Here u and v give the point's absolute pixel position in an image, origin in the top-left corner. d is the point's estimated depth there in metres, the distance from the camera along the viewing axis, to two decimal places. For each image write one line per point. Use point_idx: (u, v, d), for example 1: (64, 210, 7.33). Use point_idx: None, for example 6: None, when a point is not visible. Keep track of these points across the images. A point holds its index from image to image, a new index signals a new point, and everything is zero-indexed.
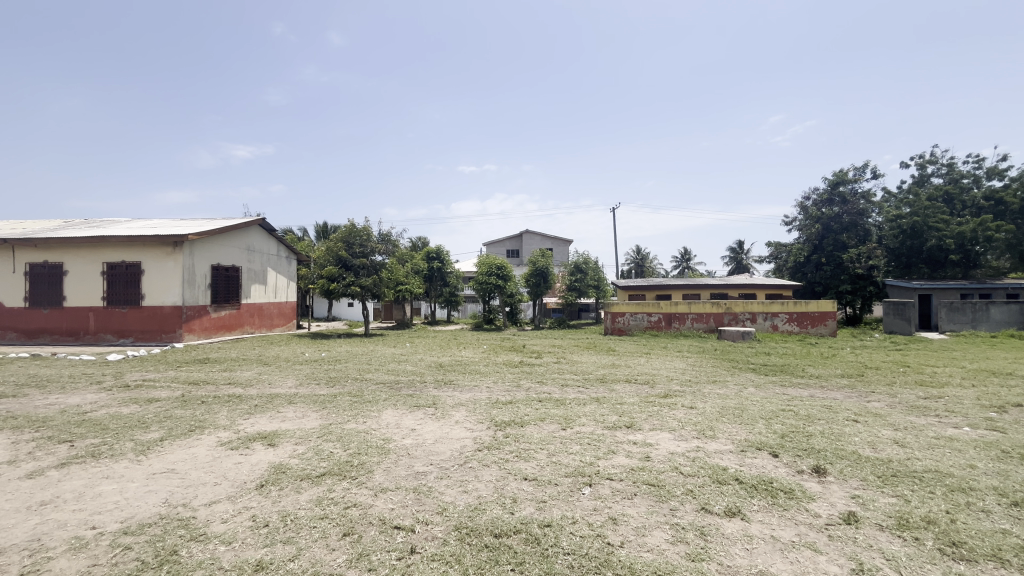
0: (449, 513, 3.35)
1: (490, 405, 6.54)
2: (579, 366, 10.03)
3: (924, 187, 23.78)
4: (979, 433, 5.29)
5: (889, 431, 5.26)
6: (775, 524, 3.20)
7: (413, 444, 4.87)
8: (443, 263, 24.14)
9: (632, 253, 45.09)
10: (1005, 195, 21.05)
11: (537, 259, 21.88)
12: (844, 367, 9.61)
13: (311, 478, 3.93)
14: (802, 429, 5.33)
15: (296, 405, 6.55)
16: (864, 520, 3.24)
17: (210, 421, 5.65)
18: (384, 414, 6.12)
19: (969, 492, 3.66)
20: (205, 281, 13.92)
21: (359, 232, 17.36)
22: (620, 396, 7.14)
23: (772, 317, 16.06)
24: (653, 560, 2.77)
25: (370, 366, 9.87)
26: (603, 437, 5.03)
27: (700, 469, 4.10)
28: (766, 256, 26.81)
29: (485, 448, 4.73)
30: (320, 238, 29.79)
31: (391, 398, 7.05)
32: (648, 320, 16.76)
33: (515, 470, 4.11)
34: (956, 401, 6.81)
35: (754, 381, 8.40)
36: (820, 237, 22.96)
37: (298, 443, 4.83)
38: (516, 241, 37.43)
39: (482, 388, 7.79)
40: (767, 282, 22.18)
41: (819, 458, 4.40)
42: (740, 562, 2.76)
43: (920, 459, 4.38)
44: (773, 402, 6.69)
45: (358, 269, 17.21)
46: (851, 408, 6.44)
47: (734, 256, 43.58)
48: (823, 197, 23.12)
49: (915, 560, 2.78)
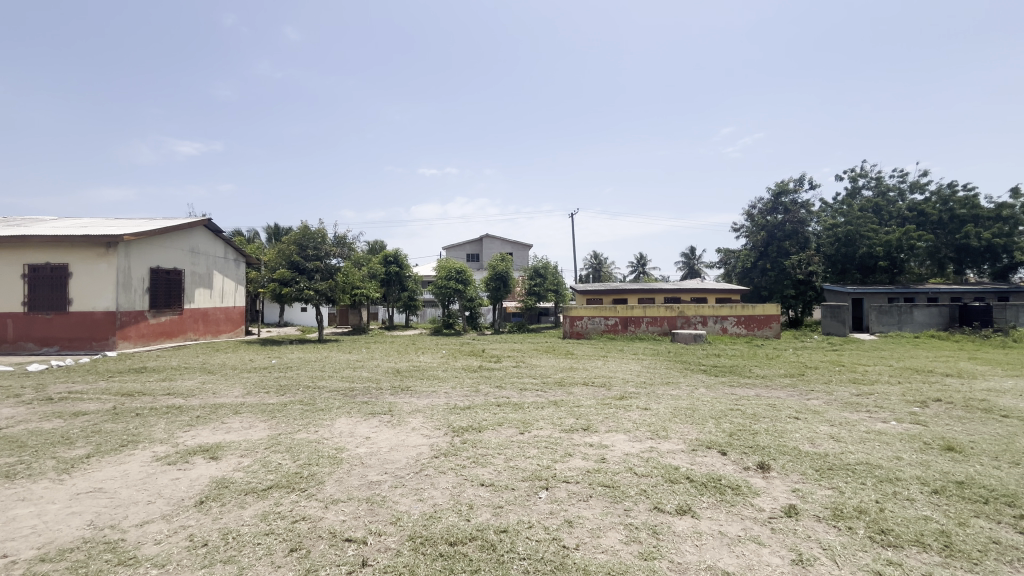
0: (404, 523, 3.27)
1: (448, 411, 6.45)
2: (538, 369, 10.13)
3: (856, 198, 25.39)
4: (903, 426, 5.72)
5: (826, 427, 5.59)
6: (722, 520, 3.32)
7: (367, 452, 4.73)
8: (401, 267, 23.53)
9: (590, 258, 46.04)
10: (926, 207, 22.81)
11: (496, 262, 21.87)
12: (787, 368, 10.15)
13: (257, 491, 3.74)
14: (748, 427, 5.57)
15: (242, 415, 6.24)
16: (803, 513, 3.42)
17: (145, 435, 5.27)
18: (337, 422, 5.93)
19: (896, 482, 3.93)
20: (143, 284, 13.05)
21: (313, 234, 16.81)
22: (577, 398, 7.23)
23: (721, 321, 16.76)
24: (607, 561, 2.80)
25: (323, 373, 9.55)
26: (560, 441, 5.08)
27: (653, 469, 4.20)
28: (716, 261, 28.08)
29: (441, 454, 4.65)
30: (272, 241, 28.59)
31: (345, 405, 6.83)
32: (605, 323, 17.10)
33: (472, 477, 4.07)
34: (885, 397, 7.35)
35: (705, 382, 8.70)
36: (765, 244, 24.34)
37: (243, 456, 4.58)
38: (475, 245, 37.44)
39: (441, 394, 7.67)
40: (717, 286, 23.14)
41: (763, 454, 4.61)
42: (690, 559, 2.83)
43: (853, 452, 4.68)
44: (721, 402, 6.97)
45: (311, 273, 16.64)
46: (793, 405, 6.81)
47: (686, 261, 45.39)
48: (768, 206, 24.51)
49: (849, 548, 2.95)
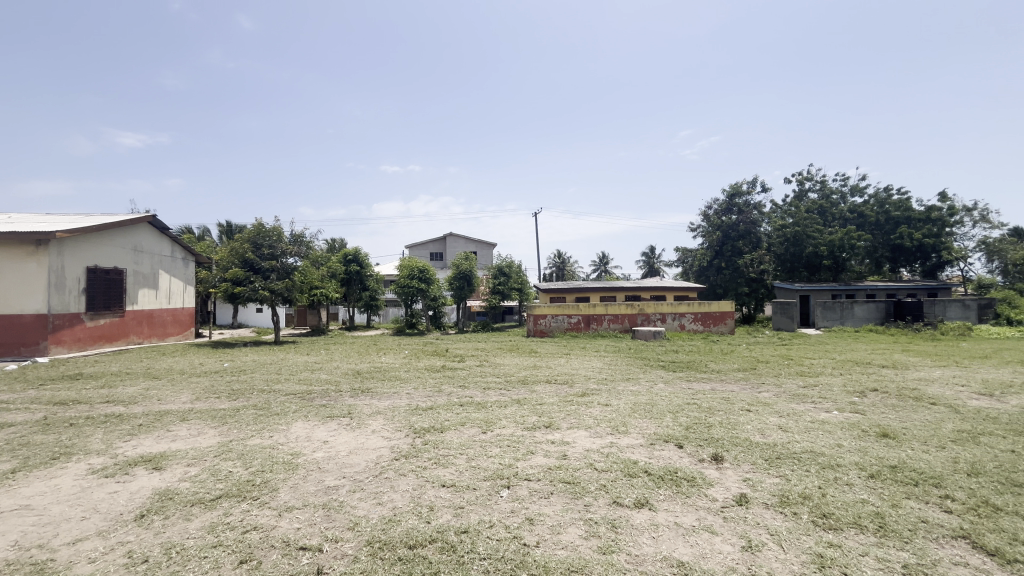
0: (361, 528, 3.19)
1: (410, 412, 6.35)
2: (501, 367, 10.13)
3: (803, 200, 26.69)
4: (844, 415, 6.08)
5: (775, 419, 5.86)
6: (678, 511, 3.42)
7: (324, 457, 4.59)
8: (362, 267, 22.97)
9: (554, 257, 46.43)
10: (865, 209, 24.27)
11: (460, 261, 21.73)
12: (740, 362, 10.59)
13: (204, 502, 3.56)
14: (703, 420, 5.77)
15: (190, 422, 5.92)
16: (753, 501, 3.57)
17: (80, 446, 4.92)
18: (293, 426, 5.73)
19: (837, 468, 4.17)
20: (79, 284, 12.19)
21: (268, 232, 16.16)
22: (540, 396, 7.27)
23: (679, 318, 17.31)
24: (567, 557, 2.83)
25: (279, 376, 9.20)
26: (522, 439, 5.10)
27: (612, 464, 4.28)
28: (674, 260, 28.91)
29: (402, 457, 4.57)
30: (224, 239, 27.29)
31: (301, 409, 6.60)
32: (568, 322, 17.29)
33: (433, 478, 4.02)
34: (829, 388, 7.79)
35: (663, 378, 8.96)
36: (720, 244, 25.27)
37: (190, 465, 4.36)
38: (439, 244, 37.06)
39: (402, 395, 7.54)
40: (675, 284, 23.85)
41: (717, 446, 4.79)
42: (647, 551, 2.89)
43: (799, 441, 4.92)
44: (679, 397, 7.19)
45: (266, 272, 16.00)
46: (745, 398, 7.11)
47: (647, 260, 46.53)
48: (723, 207, 25.40)
49: (793, 532, 3.10)
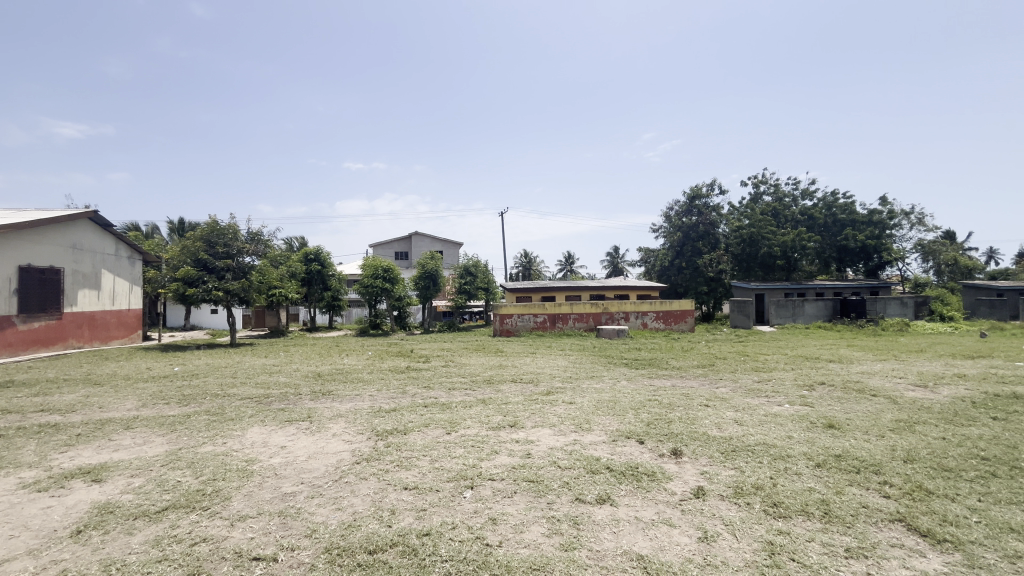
0: (319, 534, 3.10)
1: (372, 415, 6.22)
2: (467, 367, 10.08)
3: (758, 203, 27.82)
4: (795, 408, 6.37)
5: (731, 413, 6.08)
6: (638, 505, 3.49)
7: (281, 463, 4.43)
8: (324, 266, 22.37)
9: (520, 257, 46.56)
10: (814, 212, 25.55)
11: (426, 261, 21.48)
12: (699, 359, 10.94)
13: (149, 514, 3.37)
14: (664, 416, 5.92)
15: (135, 430, 5.59)
16: (709, 493, 3.69)
17: (9, 459, 4.56)
18: (249, 432, 5.50)
19: (787, 459, 4.37)
20: (9, 285, 11.33)
21: (222, 230, 15.49)
22: (505, 396, 7.28)
23: (642, 316, 17.74)
24: (529, 556, 2.83)
25: (234, 380, 8.82)
26: (487, 439, 5.08)
27: (575, 461, 4.33)
28: (637, 260, 29.59)
29: (363, 460, 4.47)
30: (174, 236, 25.92)
31: (258, 414, 6.35)
32: (534, 321, 17.40)
33: (395, 481, 3.95)
34: (781, 382, 8.17)
35: (626, 375, 9.15)
36: (681, 244, 26.04)
37: (133, 476, 4.11)
38: (404, 243, 36.53)
39: (365, 397, 7.39)
40: (638, 283, 24.40)
41: (676, 441, 4.92)
42: (608, 546, 2.94)
43: (753, 434, 5.12)
44: (641, 393, 7.35)
45: (221, 272, 15.33)
46: (703, 394, 7.35)
47: (611, 260, 47.38)
48: (683, 209, 26.16)
49: (746, 522, 3.23)
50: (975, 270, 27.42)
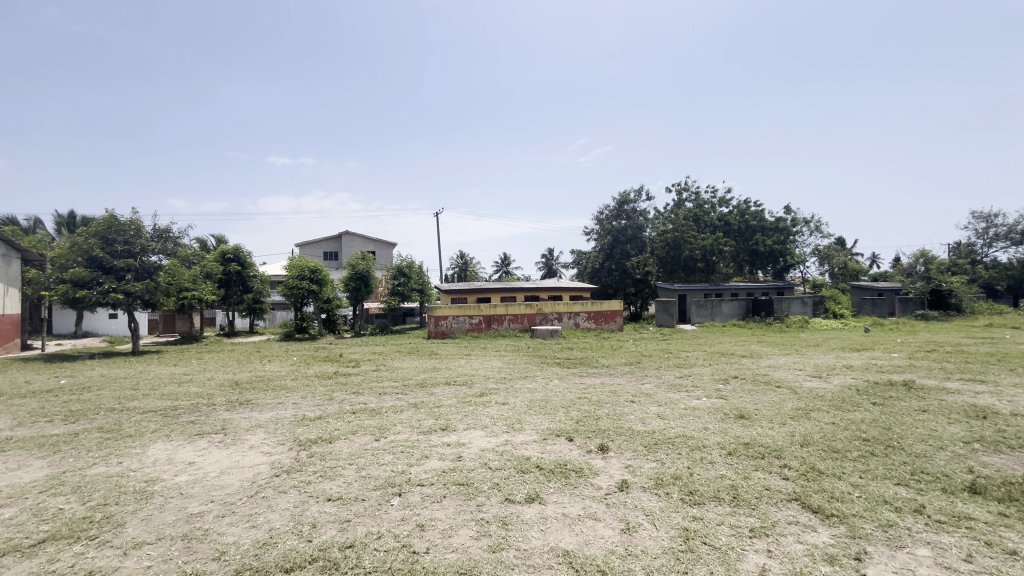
0: (230, 556, 2.87)
1: (295, 423, 5.88)
2: (399, 371, 9.84)
3: (681, 209, 29.58)
4: (711, 401, 6.85)
5: (655, 408, 6.39)
6: (566, 502, 3.57)
7: (188, 481, 4.07)
8: (243, 266, 20.87)
9: (457, 258, 46.24)
10: (730, 218, 27.62)
11: (357, 261, 20.70)
12: (627, 357, 11.44)
13: (21, 550, 2.95)
14: (592, 413, 6.11)
15: (8, 454, 4.87)
16: (633, 485, 3.86)
17: None
18: (151, 449, 4.99)
19: (703, 449, 4.67)
20: None
21: (122, 226, 13.96)
22: (438, 399, 7.18)
23: (574, 317, 18.23)
24: (456, 560, 2.81)
25: (136, 392, 7.97)
26: (417, 443, 4.98)
27: (506, 462, 4.35)
28: (570, 262, 30.45)
29: (283, 472, 4.21)
30: (62, 232, 22.97)
31: (163, 428, 5.79)
32: (470, 322, 17.32)
33: (318, 492, 3.76)
34: (700, 377, 8.74)
35: (559, 374, 9.37)
36: (611, 247, 27.15)
37: (2, 507, 3.58)
38: (334, 242, 35.01)
39: (288, 405, 6.98)
40: (572, 284, 25.07)
41: (603, 437, 5.10)
42: (535, 544, 2.98)
43: (674, 427, 5.43)
44: (572, 392, 7.55)
45: (120, 272, 13.81)
46: (630, 390, 7.69)
47: (546, 262, 48.36)
48: (613, 213, 27.32)
49: (665, 511, 3.41)
50: (861, 273, 30.98)
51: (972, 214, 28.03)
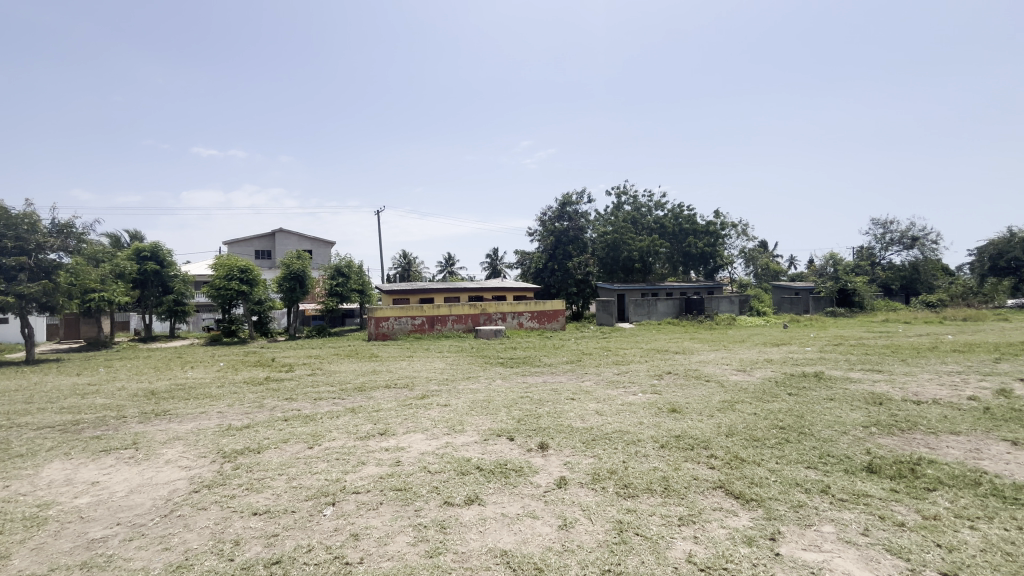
0: None
1: (219, 434, 5.48)
2: (337, 375, 9.45)
3: (619, 211, 30.67)
4: (646, 396, 7.14)
5: (594, 404, 6.57)
6: (505, 502, 3.58)
7: (91, 503, 3.68)
8: (162, 266, 19.21)
9: (399, 258, 45.23)
10: (665, 221, 28.95)
11: (291, 260, 19.72)
12: (568, 355, 11.69)
13: None
14: (534, 412, 6.18)
15: None
16: (570, 481, 3.94)
17: None
18: (46, 469, 4.46)
19: (637, 443, 4.86)
20: None
21: (11, 219, 12.34)
22: (377, 403, 6.97)
23: (518, 317, 18.38)
24: (392, 568, 2.74)
25: (29, 406, 7.10)
26: (354, 450, 4.80)
27: (446, 464, 4.30)
28: (514, 262, 30.70)
29: (204, 487, 3.91)
30: None
31: (62, 446, 5.19)
32: (412, 323, 16.98)
33: (243, 507, 3.53)
34: (637, 373, 9.08)
35: (501, 374, 9.39)
36: (554, 247, 27.67)
37: None
38: (266, 240, 33.11)
39: (211, 414, 6.49)
40: (515, 284, 25.24)
41: (543, 435, 5.16)
42: (474, 546, 2.96)
43: (611, 423, 5.60)
44: (514, 391, 7.60)
45: (9, 271, 12.23)
46: (571, 388, 7.85)
47: (490, 263, 48.40)
48: (556, 214, 27.91)
49: (600, 505, 3.50)
50: (780, 273, 33.60)
51: (872, 221, 31.19)
